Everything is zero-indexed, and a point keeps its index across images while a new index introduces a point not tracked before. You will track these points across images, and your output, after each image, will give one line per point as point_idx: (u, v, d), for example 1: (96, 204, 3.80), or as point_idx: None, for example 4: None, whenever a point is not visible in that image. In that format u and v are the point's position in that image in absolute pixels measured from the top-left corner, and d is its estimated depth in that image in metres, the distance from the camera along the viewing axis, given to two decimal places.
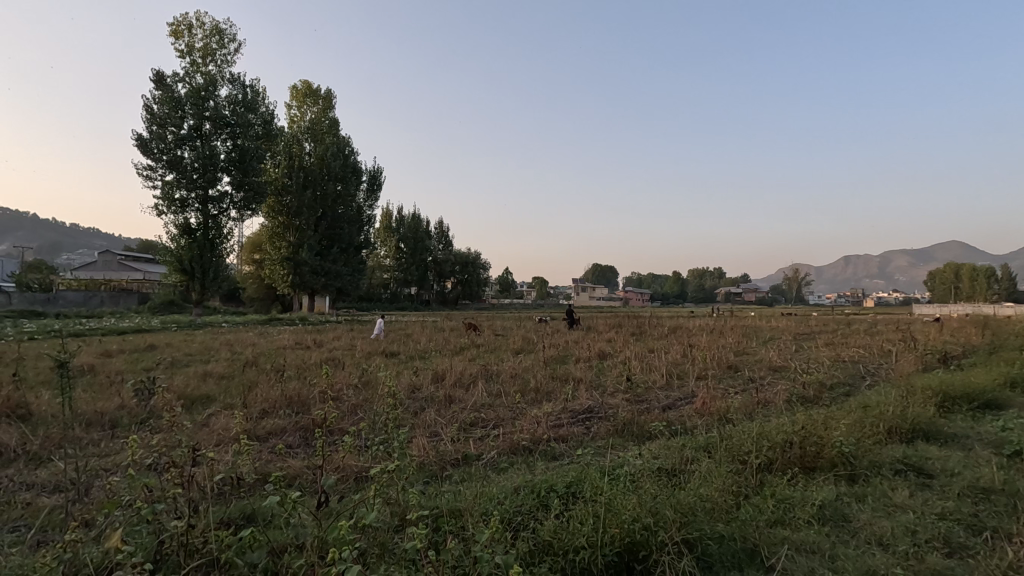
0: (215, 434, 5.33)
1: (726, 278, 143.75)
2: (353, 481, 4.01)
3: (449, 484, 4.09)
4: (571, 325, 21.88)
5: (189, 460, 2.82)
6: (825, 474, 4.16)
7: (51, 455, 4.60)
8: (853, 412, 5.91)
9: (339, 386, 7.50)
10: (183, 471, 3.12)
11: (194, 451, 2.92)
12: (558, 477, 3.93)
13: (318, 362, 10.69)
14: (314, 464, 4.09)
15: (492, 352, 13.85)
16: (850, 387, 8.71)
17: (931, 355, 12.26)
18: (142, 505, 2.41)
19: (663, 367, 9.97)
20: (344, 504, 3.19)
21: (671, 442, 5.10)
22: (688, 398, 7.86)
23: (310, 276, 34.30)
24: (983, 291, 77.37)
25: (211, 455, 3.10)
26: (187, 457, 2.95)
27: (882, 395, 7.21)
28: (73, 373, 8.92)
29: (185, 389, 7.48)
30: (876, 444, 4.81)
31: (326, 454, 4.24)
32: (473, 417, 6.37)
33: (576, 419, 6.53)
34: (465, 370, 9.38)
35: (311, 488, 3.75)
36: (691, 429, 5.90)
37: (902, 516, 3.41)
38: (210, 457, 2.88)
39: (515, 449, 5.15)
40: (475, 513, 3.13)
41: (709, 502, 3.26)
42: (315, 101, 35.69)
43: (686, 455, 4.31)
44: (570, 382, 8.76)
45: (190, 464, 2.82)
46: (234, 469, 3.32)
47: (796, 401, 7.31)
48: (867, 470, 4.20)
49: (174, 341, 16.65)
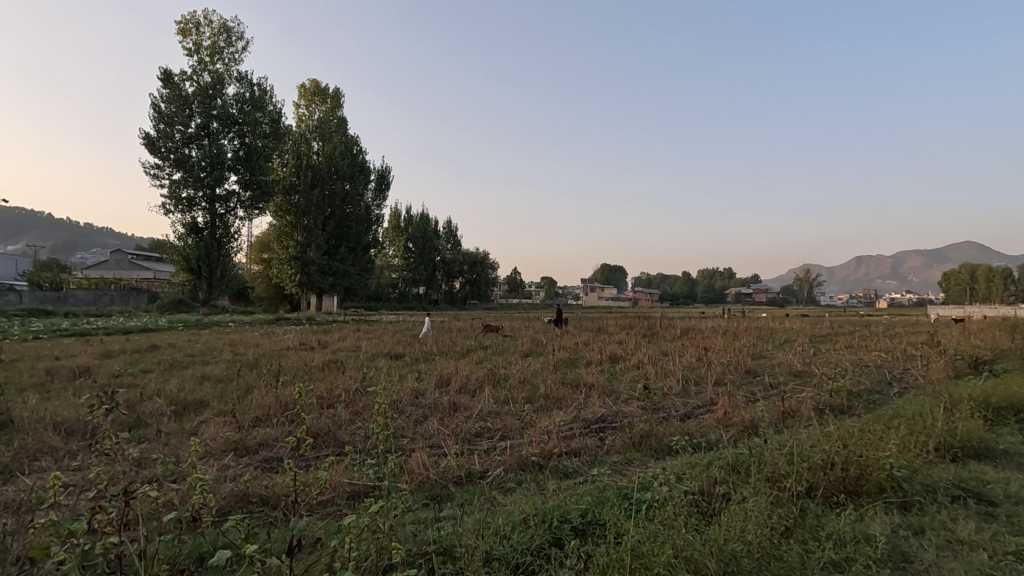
0: (198, 450, 4.95)
1: (736, 278, 142.17)
2: (337, 509, 3.66)
3: (449, 510, 3.73)
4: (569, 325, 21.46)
5: (128, 495, 2.40)
6: (873, 500, 3.69)
7: (24, 470, 4.31)
8: (894, 425, 5.38)
9: (338, 392, 7.14)
10: (131, 507, 2.72)
11: (133, 487, 2.49)
12: (572, 502, 3.54)
13: (322, 364, 10.38)
14: (300, 487, 3.77)
15: (500, 354, 13.36)
16: (879, 395, 8.19)
17: (961, 360, 11.66)
18: (65, 563, 2.00)
19: (679, 372, 9.51)
20: (318, 548, 2.78)
21: (695, 459, 4.67)
22: (707, 407, 7.40)
23: (318, 275, 34.11)
24: (999, 291, 75.55)
25: (163, 492, 2.73)
26: (128, 498, 2.53)
27: (919, 404, 6.72)
28: (65, 378, 8.59)
29: (176, 394, 7.12)
30: (926, 463, 4.30)
31: (310, 477, 3.90)
32: (479, 427, 5.95)
33: (589, 430, 6.08)
34: (472, 374, 8.98)
35: (295, 520, 3.38)
36: (715, 444, 5.45)
37: (974, 556, 2.93)
38: (152, 494, 2.51)
39: (524, 465, 4.72)
40: (477, 553, 2.75)
41: (755, 544, 2.82)
42: (324, 99, 35.56)
43: (716, 477, 3.88)
44: (582, 388, 8.30)
45: (129, 499, 2.40)
46: (192, 506, 2.88)
47: (823, 411, 6.83)
48: (922, 497, 3.71)
49: (178, 341, 16.41)
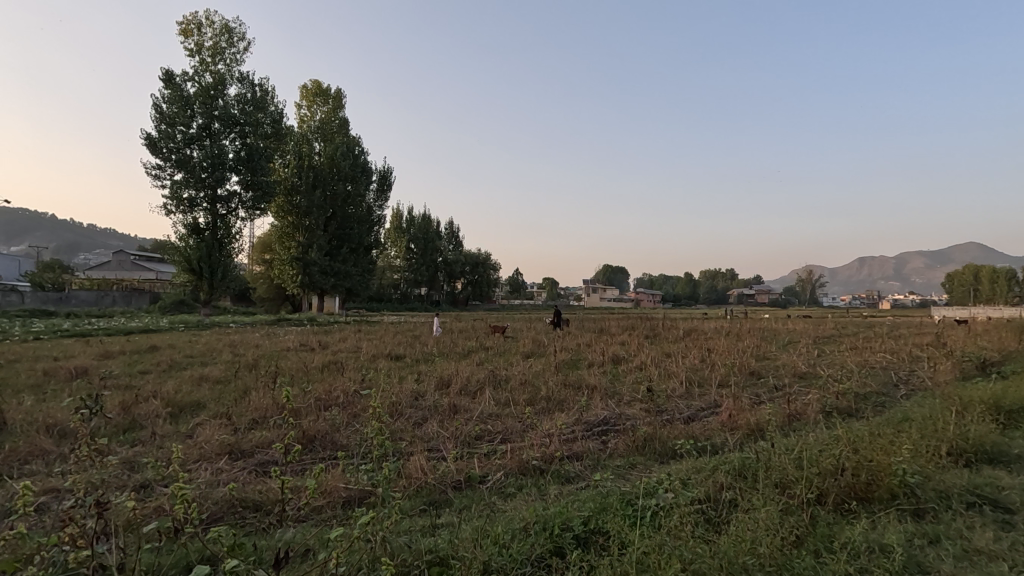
0: (192, 453, 4.86)
1: (738, 279, 141.77)
2: (330, 517, 3.55)
3: (447, 517, 3.61)
4: (560, 325, 21.27)
5: None
6: (885, 507, 3.56)
7: (14, 474, 4.22)
8: (904, 428, 5.24)
9: (337, 394, 7.04)
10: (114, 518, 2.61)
11: None
12: (575, 509, 3.43)
13: (323, 365, 10.32)
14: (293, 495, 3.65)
15: (501, 356, 13.23)
16: (887, 397, 8.04)
17: (968, 362, 11.50)
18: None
19: (683, 373, 9.37)
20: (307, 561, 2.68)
21: (701, 463, 4.55)
22: (712, 409, 7.28)
23: (320, 276, 34.05)
24: (1003, 292, 75.13)
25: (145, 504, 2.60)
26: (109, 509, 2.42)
27: (926, 407, 6.59)
28: (61, 380, 8.49)
29: (173, 396, 7.04)
30: (938, 468, 4.16)
31: (304, 484, 3.78)
32: (479, 430, 5.84)
33: (592, 433, 5.96)
34: (472, 375, 8.87)
35: (286, 529, 3.27)
36: (720, 447, 5.34)
37: (993, 567, 2.81)
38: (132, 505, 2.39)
39: (525, 469, 4.61)
40: (473, 565, 2.64)
41: (765, 558, 2.70)
42: (325, 100, 35.50)
43: (722, 482, 3.77)
44: (585, 389, 8.18)
45: None
46: (179, 516, 2.77)
47: (830, 414, 6.70)
48: (937, 505, 3.56)
49: (178, 342, 16.28)
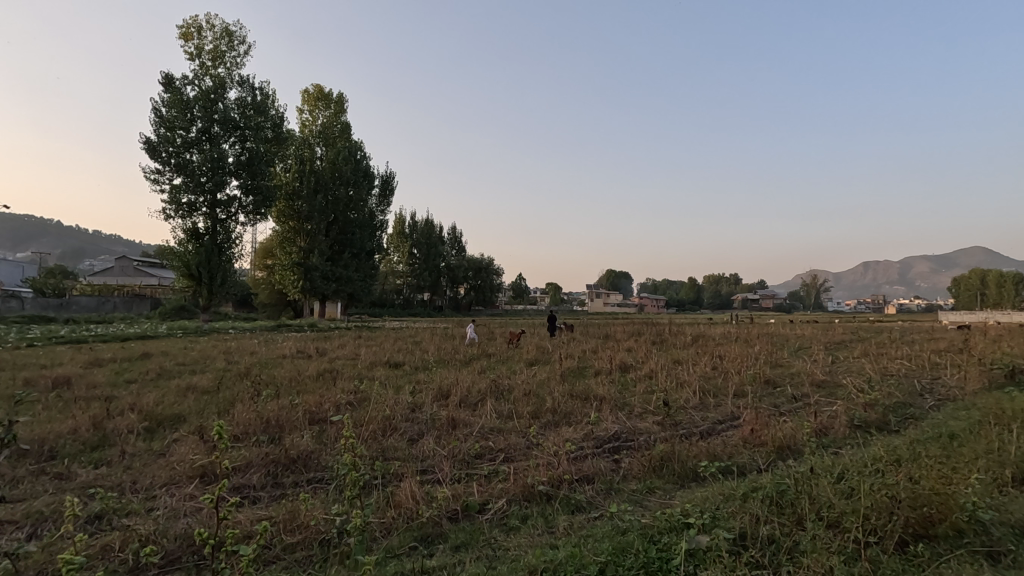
0: (161, 476, 4.38)
1: (743, 285, 140.75)
2: (298, 567, 3.06)
3: (436, 560, 3.11)
4: (555, 331, 20.70)
5: None
6: (953, 548, 3.01)
7: None
8: (952, 449, 4.67)
9: (328, 408, 6.53)
10: None
11: None
12: (587, 553, 2.91)
13: (317, 374, 9.79)
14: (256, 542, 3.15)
15: (503, 363, 12.66)
16: (915, 408, 7.48)
17: (995, 369, 10.83)
18: None
19: (696, 383, 8.84)
20: None
21: (729, 488, 4.04)
22: (730, 423, 6.75)
23: (321, 281, 33.63)
24: (1010, 297, 73.80)
25: None
26: None
27: (966, 421, 6.04)
28: (41, 390, 8.04)
29: (152, 408, 6.56)
30: (1003, 496, 3.61)
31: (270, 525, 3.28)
32: (480, 447, 5.32)
33: (603, 451, 5.45)
34: (473, 385, 8.34)
35: None
36: (745, 468, 4.84)
37: None
38: None
39: (529, 496, 4.10)
40: None
41: None
42: (327, 105, 35.16)
43: (759, 517, 3.25)
44: (593, 400, 7.64)
45: None
46: None
47: (859, 429, 6.16)
48: (1016, 546, 2.98)
49: (172, 349, 15.85)
